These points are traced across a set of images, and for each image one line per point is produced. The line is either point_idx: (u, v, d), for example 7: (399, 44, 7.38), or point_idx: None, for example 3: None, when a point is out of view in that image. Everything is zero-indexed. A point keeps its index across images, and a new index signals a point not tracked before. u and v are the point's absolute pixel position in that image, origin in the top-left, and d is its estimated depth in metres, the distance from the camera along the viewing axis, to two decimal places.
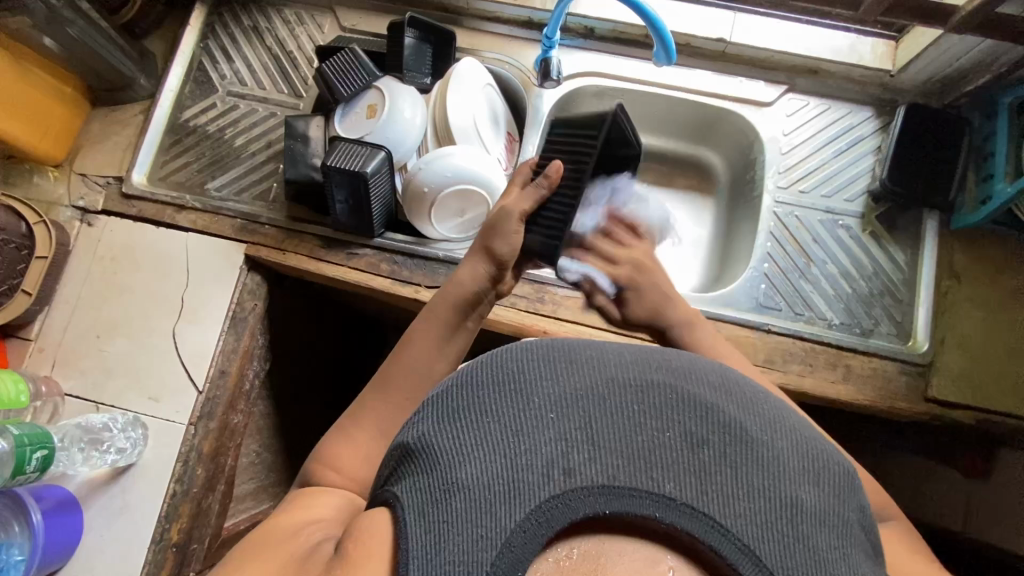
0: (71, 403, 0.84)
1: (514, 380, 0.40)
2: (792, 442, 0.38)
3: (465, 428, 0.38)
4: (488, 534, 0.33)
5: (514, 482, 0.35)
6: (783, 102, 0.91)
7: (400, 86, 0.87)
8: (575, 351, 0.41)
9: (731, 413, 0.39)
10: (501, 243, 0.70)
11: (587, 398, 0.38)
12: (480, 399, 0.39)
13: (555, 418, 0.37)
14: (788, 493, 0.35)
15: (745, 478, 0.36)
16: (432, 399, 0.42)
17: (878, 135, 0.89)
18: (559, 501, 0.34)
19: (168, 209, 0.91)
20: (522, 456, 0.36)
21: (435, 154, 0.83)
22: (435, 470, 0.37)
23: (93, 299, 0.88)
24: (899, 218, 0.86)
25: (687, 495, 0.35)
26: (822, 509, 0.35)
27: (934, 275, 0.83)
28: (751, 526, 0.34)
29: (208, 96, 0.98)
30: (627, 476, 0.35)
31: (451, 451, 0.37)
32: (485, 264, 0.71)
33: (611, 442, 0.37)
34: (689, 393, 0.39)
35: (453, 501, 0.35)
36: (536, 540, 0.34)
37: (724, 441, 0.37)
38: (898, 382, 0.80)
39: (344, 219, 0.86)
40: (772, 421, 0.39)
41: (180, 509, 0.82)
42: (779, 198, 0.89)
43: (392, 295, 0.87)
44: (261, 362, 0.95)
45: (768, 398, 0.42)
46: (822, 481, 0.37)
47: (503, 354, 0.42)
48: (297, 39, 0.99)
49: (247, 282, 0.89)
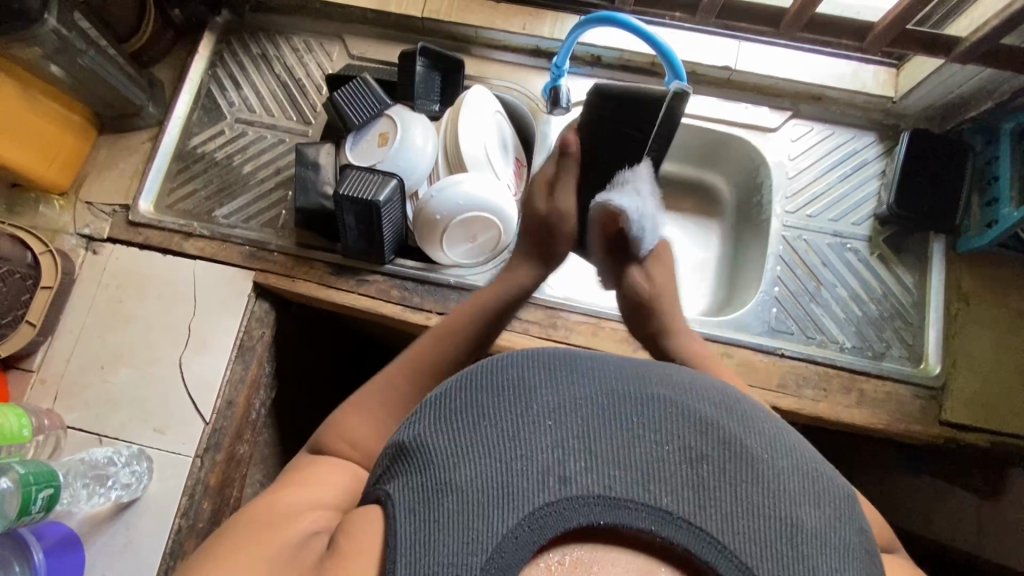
0: (74, 436, 0.82)
1: (514, 384, 0.40)
2: (794, 463, 0.38)
3: (462, 430, 0.38)
4: (480, 537, 0.34)
5: (508, 488, 0.35)
6: (788, 128, 0.92)
7: (412, 114, 0.88)
8: (577, 360, 0.42)
9: (732, 430, 0.39)
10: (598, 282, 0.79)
11: (586, 407, 0.39)
12: (479, 403, 0.39)
13: (553, 426, 0.38)
14: (788, 515, 0.35)
15: (744, 495, 0.36)
16: (429, 401, 0.42)
17: (883, 159, 0.91)
18: (553, 509, 0.34)
19: (175, 237, 0.90)
20: (518, 462, 0.36)
21: (447, 182, 0.84)
22: (429, 468, 0.37)
23: (97, 328, 0.87)
24: (905, 241, 0.88)
25: (684, 510, 0.35)
26: (822, 531, 0.36)
27: (943, 297, 0.84)
28: (749, 543, 0.34)
29: (216, 123, 0.98)
30: (624, 488, 0.35)
31: (448, 453, 0.37)
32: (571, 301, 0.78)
33: (609, 453, 0.37)
34: (689, 408, 0.39)
35: (445, 501, 0.35)
36: (528, 547, 0.34)
37: (724, 457, 0.37)
38: (911, 405, 0.80)
39: (355, 246, 0.85)
40: (773, 440, 0.39)
41: (186, 546, 0.80)
42: (787, 222, 0.90)
43: (402, 322, 0.86)
44: (268, 390, 0.94)
45: (770, 418, 0.42)
46: (824, 504, 0.37)
47: (503, 361, 0.42)
48: (305, 67, 1.00)
49: (255, 310, 0.88)
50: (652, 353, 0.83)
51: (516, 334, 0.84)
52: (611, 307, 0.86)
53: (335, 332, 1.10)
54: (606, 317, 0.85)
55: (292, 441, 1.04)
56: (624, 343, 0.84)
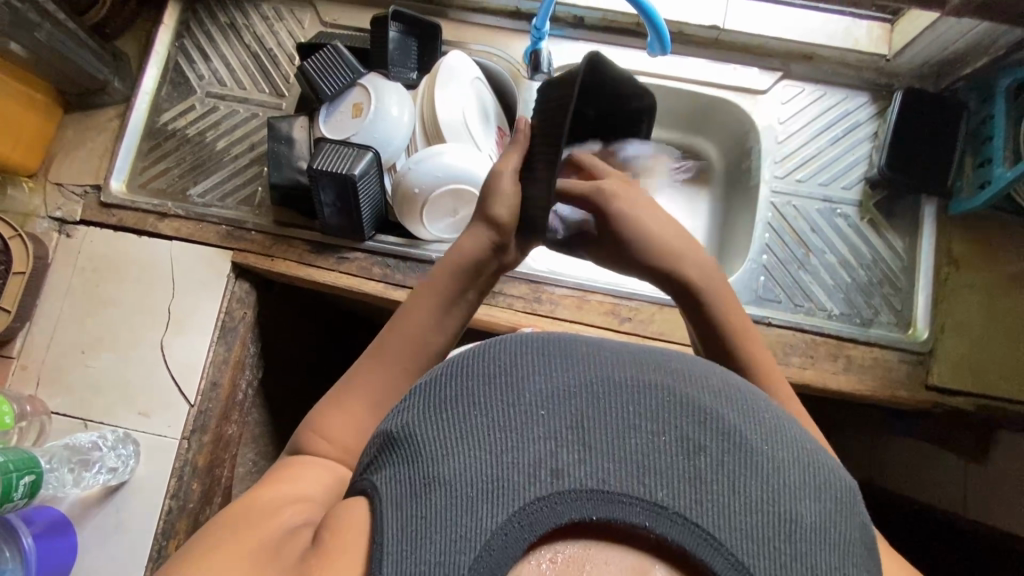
0: (59, 421, 0.82)
1: (506, 372, 0.39)
2: (792, 454, 0.38)
3: (451, 422, 0.37)
4: (468, 535, 0.33)
5: (497, 482, 0.35)
6: (778, 90, 0.89)
7: (386, 83, 0.84)
8: (572, 347, 0.41)
9: (732, 421, 0.38)
10: (500, 206, 0.64)
11: (580, 396, 0.38)
12: (468, 392, 0.39)
13: (545, 415, 0.37)
14: (788, 510, 0.35)
15: (742, 489, 0.35)
16: (418, 389, 0.41)
17: (874, 120, 0.88)
18: (545, 504, 0.34)
19: (150, 217, 0.88)
20: (508, 455, 0.36)
21: (424, 154, 0.81)
22: (417, 461, 0.36)
23: (76, 312, 0.86)
24: (896, 205, 0.86)
25: (680, 504, 0.35)
26: (822, 525, 0.35)
27: (934, 261, 0.83)
28: (746, 541, 0.34)
29: (185, 98, 0.94)
30: (618, 481, 0.35)
31: (435, 444, 0.37)
32: (487, 232, 0.65)
33: (601, 444, 0.36)
34: (687, 396, 0.39)
35: (433, 495, 0.35)
36: (518, 544, 0.33)
37: (723, 449, 0.37)
38: (899, 371, 0.79)
39: (333, 222, 0.83)
40: (776, 430, 0.38)
41: (177, 525, 0.81)
42: (776, 187, 0.87)
43: (385, 299, 0.85)
44: (253, 370, 0.93)
45: (769, 404, 0.41)
46: (825, 498, 0.37)
47: (496, 347, 0.41)
48: (276, 35, 0.96)
49: (235, 290, 0.87)
50: (638, 325, 0.82)
51: (501, 310, 0.83)
52: (596, 280, 0.85)
53: (320, 312, 1.09)
54: (591, 290, 0.84)
55: (282, 420, 1.04)
56: (609, 316, 0.83)
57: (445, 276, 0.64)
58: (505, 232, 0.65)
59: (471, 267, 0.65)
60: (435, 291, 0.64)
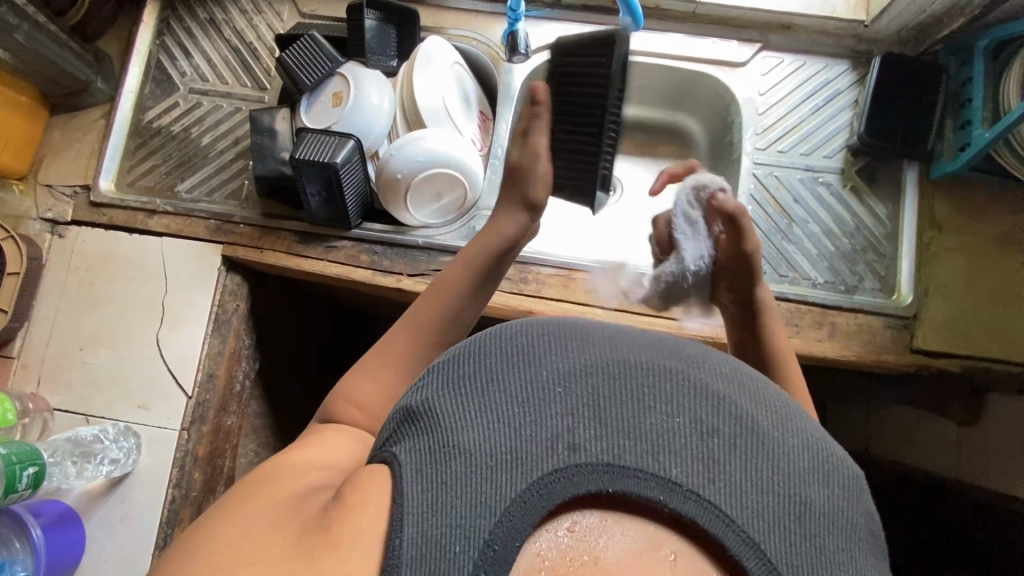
0: (61, 417, 0.84)
1: (525, 353, 0.41)
2: (803, 441, 0.39)
3: (470, 398, 0.39)
4: (489, 501, 0.35)
5: (518, 455, 0.36)
6: (758, 61, 0.89)
7: (365, 71, 0.84)
8: (589, 330, 0.42)
9: (745, 406, 0.40)
10: (535, 190, 0.73)
11: (596, 375, 0.39)
12: (488, 370, 0.40)
13: (562, 393, 0.39)
14: (797, 493, 0.37)
15: (754, 470, 0.37)
16: (437, 365, 0.43)
17: (855, 88, 0.88)
18: (562, 475, 0.36)
19: (140, 215, 0.90)
20: (527, 429, 0.37)
21: (406, 139, 0.82)
22: (437, 432, 0.38)
23: (72, 310, 0.87)
24: (878, 172, 0.86)
25: (694, 482, 0.36)
26: (829, 509, 0.37)
27: (916, 227, 0.83)
28: (757, 519, 0.35)
29: (169, 95, 0.95)
30: (633, 457, 0.36)
31: (455, 417, 0.38)
32: (520, 213, 0.74)
33: (618, 422, 0.38)
34: (703, 380, 0.40)
35: (452, 464, 0.36)
36: (535, 512, 0.35)
37: (735, 432, 0.38)
38: (883, 336, 0.80)
39: (319, 212, 0.84)
40: (785, 418, 0.40)
41: (181, 514, 0.83)
42: (757, 159, 0.88)
43: (374, 286, 0.86)
44: (250, 362, 0.95)
45: (782, 395, 0.43)
46: (833, 484, 0.38)
47: (515, 328, 0.42)
48: (255, 29, 0.96)
49: (227, 283, 0.88)
50: (625, 301, 0.83)
51: None
52: (582, 258, 0.86)
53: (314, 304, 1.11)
54: (577, 269, 0.85)
55: (281, 411, 1.06)
56: (596, 293, 0.84)
57: (480, 253, 0.71)
58: (536, 212, 0.74)
59: (505, 248, 0.72)
60: (470, 268, 0.70)
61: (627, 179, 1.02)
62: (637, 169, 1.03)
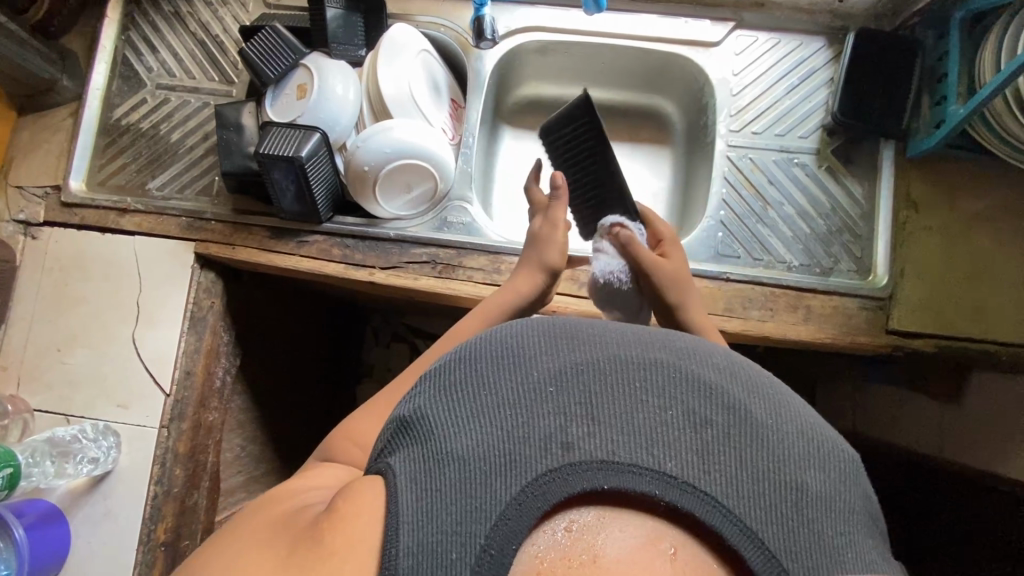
0: (41, 418, 0.84)
1: (515, 356, 0.41)
2: (797, 427, 0.39)
3: (462, 404, 0.39)
4: (484, 506, 0.35)
5: (511, 456, 0.36)
6: (731, 41, 0.88)
7: (329, 62, 0.83)
8: (579, 329, 0.43)
9: (737, 395, 0.40)
10: (552, 252, 0.73)
11: (586, 373, 0.39)
12: (479, 375, 0.40)
13: (554, 393, 0.39)
14: (793, 479, 0.37)
15: (748, 459, 0.37)
16: (429, 374, 0.43)
17: (831, 65, 0.87)
18: (557, 475, 0.36)
19: (112, 214, 0.89)
20: (520, 431, 0.37)
21: (373, 130, 0.81)
22: (429, 439, 0.38)
23: (48, 312, 0.87)
24: (855, 151, 0.85)
25: (688, 474, 0.36)
26: (826, 493, 0.37)
27: (892, 206, 0.82)
28: (753, 508, 0.35)
29: (137, 92, 0.94)
30: (627, 452, 0.36)
31: (447, 424, 0.38)
32: (541, 275, 0.73)
33: (610, 419, 0.38)
34: (693, 373, 0.40)
35: (446, 470, 0.36)
36: (530, 514, 0.35)
37: (728, 422, 0.38)
38: (858, 318, 0.79)
39: (288, 206, 0.83)
40: (778, 405, 0.40)
41: (164, 509, 0.84)
42: (732, 142, 0.87)
43: (347, 280, 0.85)
44: (230, 358, 0.95)
45: (773, 382, 0.43)
46: (829, 468, 0.38)
47: (505, 333, 0.43)
48: (221, 21, 0.95)
49: (201, 280, 0.88)
50: None
51: (461, 283, 0.83)
52: None
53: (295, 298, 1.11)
54: None
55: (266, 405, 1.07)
56: (569, 282, 0.83)
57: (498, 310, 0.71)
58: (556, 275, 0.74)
59: (523, 307, 0.72)
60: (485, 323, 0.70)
61: None
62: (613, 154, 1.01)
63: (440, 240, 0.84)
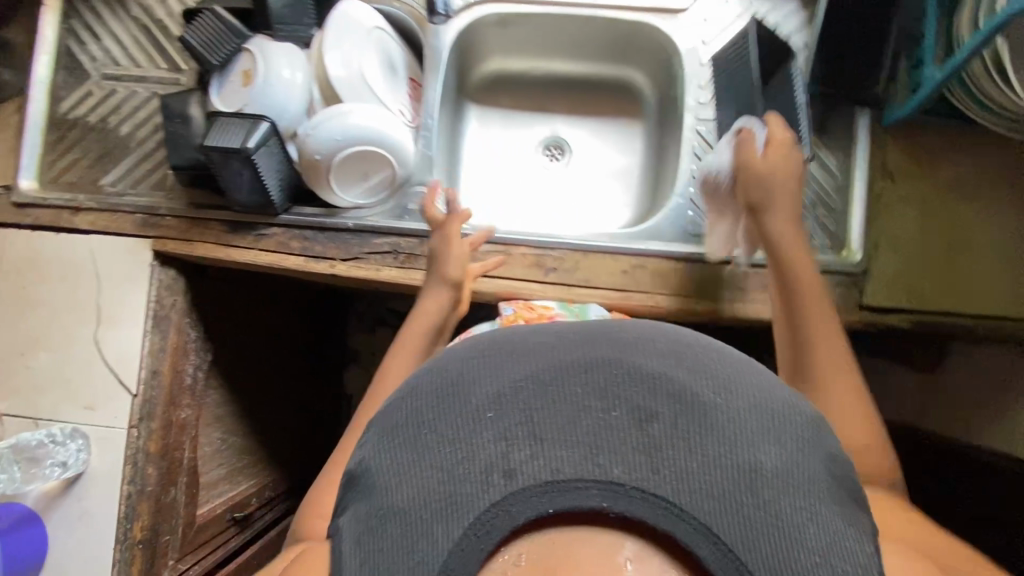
0: (9, 422, 0.84)
1: (453, 383, 0.38)
2: (746, 403, 0.37)
3: (403, 447, 0.37)
4: (427, 558, 0.33)
5: (451, 496, 0.34)
6: (699, 6, 0.84)
7: (274, 45, 0.79)
8: (518, 343, 0.41)
9: (682, 381, 0.37)
10: (450, 266, 0.74)
11: (525, 387, 0.37)
12: (417, 410, 0.38)
13: (493, 418, 0.36)
14: (746, 460, 0.34)
15: (697, 448, 0.35)
16: (375, 420, 0.42)
17: (804, 30, 0.83)
18: (499, 509, 0.33)
19: (65, 213, 0.87)
20: (460, 466, 0.35)
21: (323, 116, 0.77)
22: (374, 495, 0.37)
23: (8, 315, 0.86)
24: (830, 120, 0.81)
25: (637, 479, 0.34)
26: (783, 467, 0.35)
27: (867, 177, 0.79)
28: (707, 502, 0.33)
29: (82, 83, 0.90)
30: (571, 468, 0.34)
31: (389, 473, 0.37)
32: (444, 290, 0.74)
33: (553, 433, 0.35)
34: (635, 367, 0.38)
35: (388, 527, 0.35)
36: (475, 556, 0.32)
37: (674, 413, 0.36)
38: (831, 294, 0.77)
39: (241, 199, 0.81)
40: (726, 383, 0.38)
41: (139, 508, 0.84)
42: (700, 115, 0.83)
43: (309, 273, 0.83)
44: (201, 354, 0.94)
45: (722, 356, 0.40)
46: (784, 439, 0.36)
47: (443, 362, 0.41)
48: (164, 5, 0.90)
49: (161, 278, 0.86)
50: (564, 273, 0.80)
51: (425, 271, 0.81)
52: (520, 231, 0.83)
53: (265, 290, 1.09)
54: (514, 243, 0.81)
55: (244, 399, 1.05)
56: (535, 268, 0.81)
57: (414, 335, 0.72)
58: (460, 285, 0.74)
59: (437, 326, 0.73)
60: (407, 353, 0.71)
61: (574, 143, 0.97)
62: (581, 131, 0.97)
63: (400, 228, 0.82)
